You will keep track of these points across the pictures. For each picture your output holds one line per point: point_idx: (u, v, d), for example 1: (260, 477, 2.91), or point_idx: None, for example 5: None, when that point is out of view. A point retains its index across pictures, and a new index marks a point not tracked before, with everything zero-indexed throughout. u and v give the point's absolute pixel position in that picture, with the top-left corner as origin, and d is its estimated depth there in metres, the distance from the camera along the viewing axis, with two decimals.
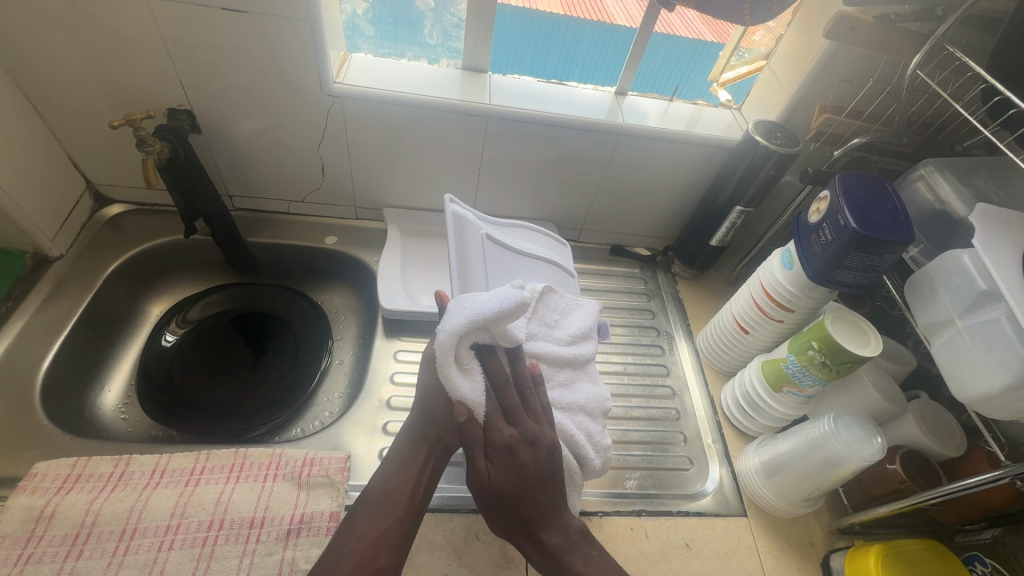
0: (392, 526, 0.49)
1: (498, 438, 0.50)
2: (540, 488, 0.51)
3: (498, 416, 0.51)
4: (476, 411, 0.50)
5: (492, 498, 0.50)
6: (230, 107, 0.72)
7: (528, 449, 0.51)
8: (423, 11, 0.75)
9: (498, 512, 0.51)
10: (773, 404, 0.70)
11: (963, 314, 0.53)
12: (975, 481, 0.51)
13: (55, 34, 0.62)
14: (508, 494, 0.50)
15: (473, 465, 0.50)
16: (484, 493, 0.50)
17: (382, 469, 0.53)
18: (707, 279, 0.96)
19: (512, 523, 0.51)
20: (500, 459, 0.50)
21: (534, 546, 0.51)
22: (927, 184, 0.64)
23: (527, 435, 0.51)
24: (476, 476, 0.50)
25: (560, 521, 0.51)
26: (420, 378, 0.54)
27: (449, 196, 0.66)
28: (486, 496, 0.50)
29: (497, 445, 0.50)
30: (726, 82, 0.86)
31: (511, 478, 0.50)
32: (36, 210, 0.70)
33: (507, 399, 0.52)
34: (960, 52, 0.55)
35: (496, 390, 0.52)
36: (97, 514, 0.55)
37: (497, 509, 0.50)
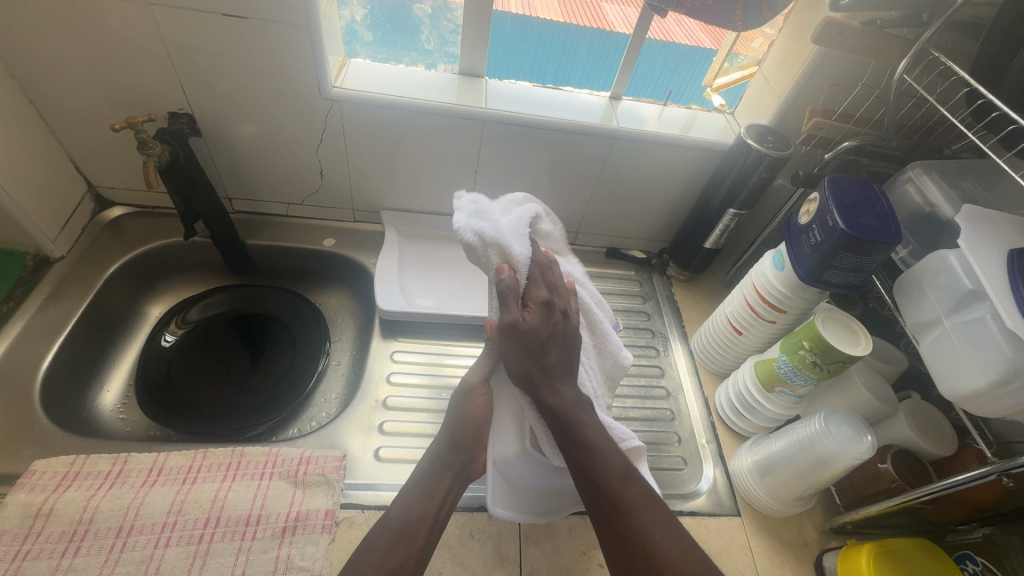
0: (411, 557, 0.48)
1: (537, 296, 0.55)
2: (563, 349, 0.55)
3: (535, 284, 0.56)
4: (519, 272, 0.55)
5: (523, 340, 0.53)
6: (231, 111, 0.73)
7: (561, 314, 0.56)
8: (420, 17, 0.77)
9: (522, 353, 0.53)
10: (766, 404, 0.70)
11: (949, 313, 0.54)
12: (963, 478, 0.51)
13: (58, 39, 0.63)
14: (539, 334, 0.53)
15: (507, 310, 0.53)
16: (516, 333, 0.52)
17: (402, 497, 0.53)
18: (701, 282, 0.97)
19: (531, 368, 0.53)
20: (538, 308, 0.54)
21: (548, 392, 0.53)
22: (916, 186, 0.65)
23: (561, 305, 0.56)
24: (512, 317, 0.52)
25: (571, 389, 0.54)
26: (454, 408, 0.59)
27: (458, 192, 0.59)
28: (516, 338, 0.53)
29: (537, 298, 0.55)
30: (719, 87, 0.87)
31: (545, 325, 0.53)
32: (37, 212, 0.71)
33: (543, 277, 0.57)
34: (944, 57, 0.56)
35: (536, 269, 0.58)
36: (94, 511, 0.56)
37: (524, 351, 0.53)
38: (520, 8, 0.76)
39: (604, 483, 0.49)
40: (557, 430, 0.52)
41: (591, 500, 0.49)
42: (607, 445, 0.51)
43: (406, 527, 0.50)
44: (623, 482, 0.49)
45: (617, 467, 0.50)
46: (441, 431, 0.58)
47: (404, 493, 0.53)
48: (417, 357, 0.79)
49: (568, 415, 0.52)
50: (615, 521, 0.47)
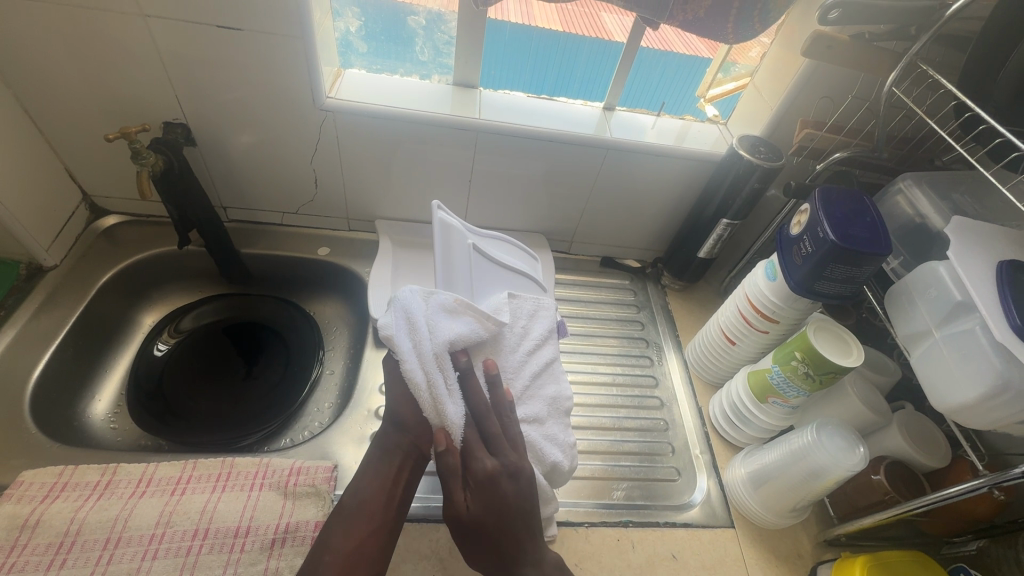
0: (367, 540, 0.47)
1: (478, 470, 0.48)
2: (516, 518, 0.48)
3: (477, 443, 0.49)
4: (455, 436, 0.49)
5: (467, 530, 0.47)
6: (225, 122, 0.73)
7: (509, 481, 0.48)
8: (414, 29, 0.77)
9: (472, 544, 0.48)
10: (759, 414, 0.70)
11: (940, 325, 0.54)
12: (956, 491, 0.50)
13: (54, 50, 0.64)
14: (486, 526, 0.47)
15: (449, 495, 0.47)
16: (460, 527, 0.47)
17: (358, 478, 0.51)
18: (696, 291, 0.97)
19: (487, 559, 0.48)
20: (479, 490, 0.47)
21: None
22: (906, 198, 0.66)
23: (508, 467, 0.48)
24: (453, 511, 0.47)
25: (535, 558, 0.48)
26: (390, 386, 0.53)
27: (437, 201, 0.60)
28: (462, 531, 0.47)
29: (477, 476, 0.48)
30: (713, 98, 0.87)
31: (490, 511, 0.47)
32: (31, 221, 0.71)
33: (485, 428, 0.50)
34: (933, 70, 0.56)
35: (475, 418, 0.50)
36: (82, 522, 0.55)
37: (473, 538, 0.47)
38: (520, 17, 0.75)
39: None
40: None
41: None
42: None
43: (359, 509, 0.49)
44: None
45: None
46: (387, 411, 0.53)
47: (359, 473, 0.51)
48: None
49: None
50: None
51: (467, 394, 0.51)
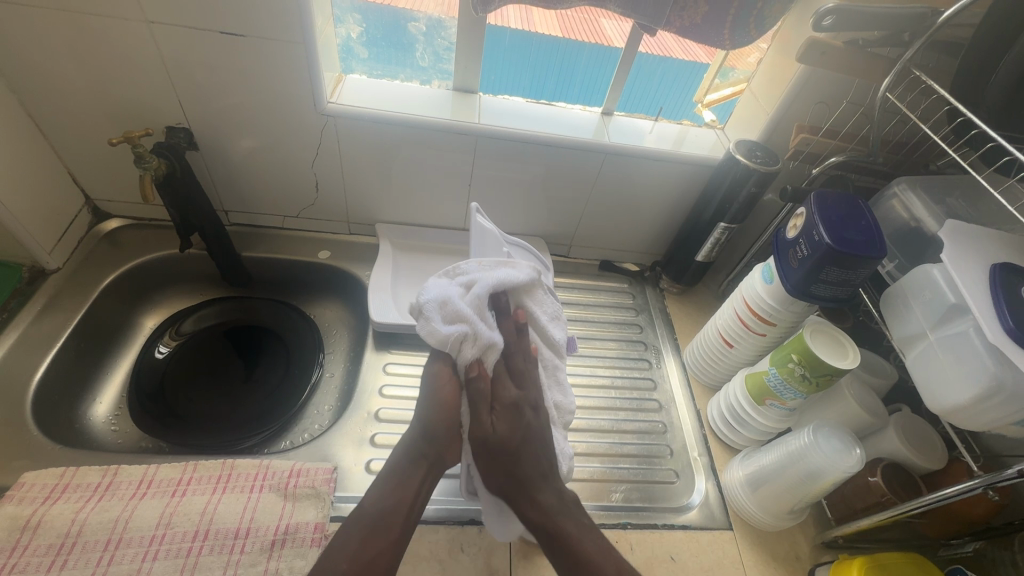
0: (386, 550, 0.46)
1: (505, 397, 0.54)
2: (535, 446, 0.53)
3: (504, 376, 0.55)
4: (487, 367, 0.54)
5: (492, 450, 0.52)
6: (227, 126, 0.74)
7: (531, 412, 0.54)
8: (414, 35, 0.78)
9: (495, 468, 0.52)
10: (757, 417, 0.71)
11: (934, 327, 0.55)
12: (950, 492, 0.51)
13: (59, 56, 0.64)
14: (510, 444, 0.52)
15: (478, 418, 0.52)
16: (486, 447, 0.52)
17: (377, 488, 0.50)
18: (694, 294, 0.97)
19: (507, 484, 0.52)
20: (506, 413, 0.53)
21: (527, 505, 0.51)
22: (901, 202, 0.67)
23: (530, 401, 0.55)
24: (482, 429, 0.52)
25: (551, 492, 0.52)
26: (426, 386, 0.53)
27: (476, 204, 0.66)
28: (486, 453, 0.52)
29: (504, 401, 0.54)
30: (710, 103, 0.88)
31: (514, 432, 0.52)
32: (34, 224, 0.72)
33: (511, 363, 0.56)
34: (925, 75, 0.57)
35: (505, 356, 0.57)
36: (83, 523, 0.56)
37: (497, 459, 0.51)
38: (519, 23, 0.76)
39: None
40: (546, 544, 0.50)
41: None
42: (600, 553, 0.48)
43: (379, 520, 0.48)
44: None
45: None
46: (416, 418, 0.53)
47: (378, 481, 0.51)
48: (410, 369, 0.79)
49: (550, 524, 0.50)
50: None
51: (500, 337, 0.57)
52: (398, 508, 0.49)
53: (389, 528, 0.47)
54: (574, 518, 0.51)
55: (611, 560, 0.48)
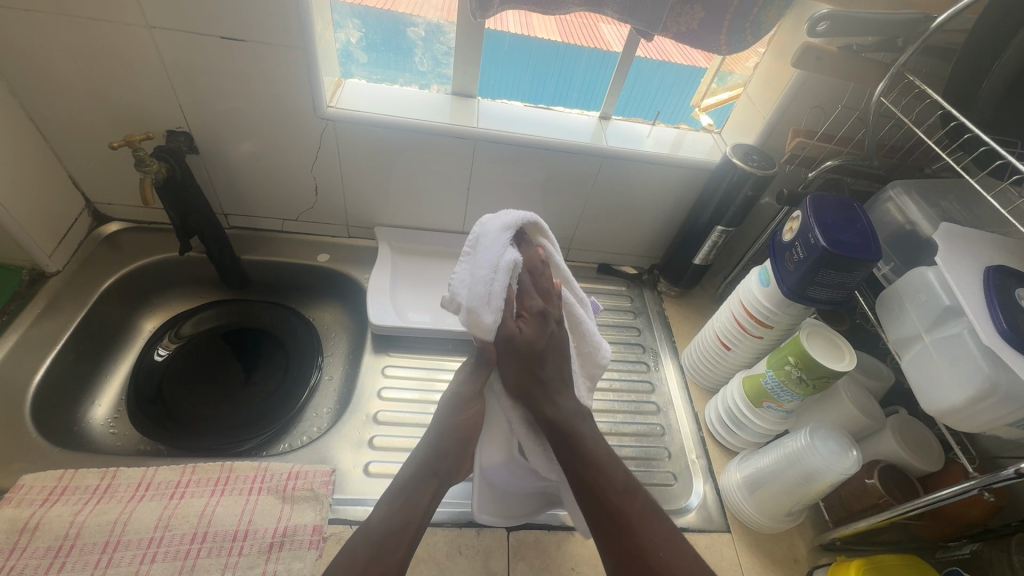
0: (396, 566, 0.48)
1: (532, 307, 0.54)
2: (557, 354, 0.56)
3: (531, 291, 0.55)
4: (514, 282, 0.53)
5: (517, 349, 0.53)
6: (228, 130, 0.74)
7: (555, 324, 0.55)
8: (413, 40, 0.79)
9: (519, 367, 0.54)
10: (754, 419, 0.71)
11: (929, 329, 0.55)
12: (945, 493, 0.51)
13: (61, 60, 0.65)
14: (535, 347, 0.53)
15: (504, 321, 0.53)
16: (514, 345, 0.53)
17: (384, 505, 0.53)
18: (692, 297, 0.98)
19: (529, 384, 0.55)
20: (534, 318, 0.54)
21: (547, 405, 0.55)
22: (896, 206, 0.67)
23: (555, 314, 0.56)
24: (508, 330, 0.53)
25: (569, 403, 0.56)
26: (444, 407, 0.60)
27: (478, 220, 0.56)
28: (512, 351, 0.54)
29: (532, 309, 0.54)
30: (707, 107, 0.89)
31: (540, 335, 0.54)
32: (35, 228, 0.72)
33: (539, 281, 0.55)
34: (919, 80, 0.58)
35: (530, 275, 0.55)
36: (81, 526, 0.56)
37: (520, 361, 0.54)
38: (519, 28, 0.77)
39: (601, 496, 0.51)
40: (556, 446, 0.54)
41: (586, 504, 0.51)
42: (608, 460, 0.53)
43: (386, 537, 0.50)
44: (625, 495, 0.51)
45: (619, 484, 0.52)
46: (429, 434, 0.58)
47: (385, 499, 0.53)
48: (409, 372, 0.79)
49: (565, 429, 0.54)
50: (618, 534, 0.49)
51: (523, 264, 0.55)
52: (406, 523, 0.51)
53: (396, 545, 0.49)
54: (586, 429, 0.55)
55: (617, 469, 0.53)
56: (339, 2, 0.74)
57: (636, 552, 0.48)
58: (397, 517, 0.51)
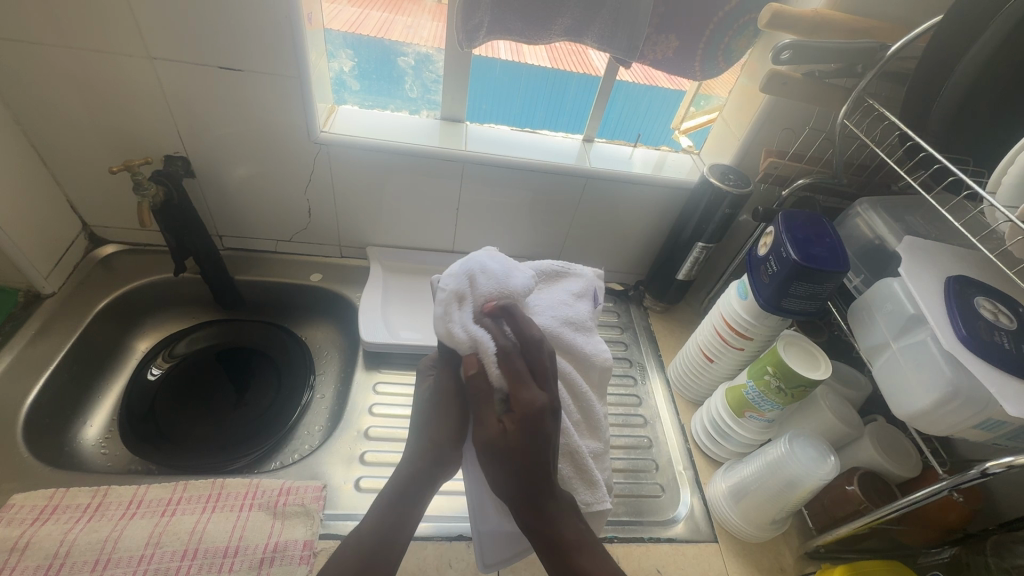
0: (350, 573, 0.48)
1: (523, 403, 0.44)
2: (551, 459, 0.45)
3: (523, 379, 0.44)
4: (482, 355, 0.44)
5: (501, 455, 0.45)
6: (225, 155, 0.77)
7: (552, 420, 0.45)
8: (404, 68, 0.83)
9: (508, 473, 0.45)
10: (738, 429, 0.72)
11: (897, 337, 0.58)
12: (919, 495, 0.52)
13: (63, 89, 0.68)
14: (523, 457, 0.44)
15: (483, 421, 0.46)
16: (497, 453, 0.45)
17: (374, 508, 0.52)
18: (677, 312, 1.00)
19: (521, 493, 0.46)
20: (523, 418, 0.44)
21: (525, 507, 0.46)
22: (864, 221, 0.71)
23: (554, 408, 0.45)
24: (490, 434, 0.45)
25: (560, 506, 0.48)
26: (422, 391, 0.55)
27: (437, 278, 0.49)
28: (497, 455, 0.45)
29: (525, 405, 0.44)
30: (687, 130, 0.93)
31: (529, 440, 0.44)
32: (32, 250, 0.74)
33: (515, 365, 0.44)
34: (877, 104, 0.61)
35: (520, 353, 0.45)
36: (71, 544, 0.56)
37: (507, 468, 0.45)
38: (509, 55, 0.80)
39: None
40: (544, 553, 0.47)
41: None
42: (596, 565, 0.46)
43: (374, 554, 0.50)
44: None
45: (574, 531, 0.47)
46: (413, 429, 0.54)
47: (378, 501, 0.53)
48: (400, 388, 0.81)
49: (552, 535, 0.46)
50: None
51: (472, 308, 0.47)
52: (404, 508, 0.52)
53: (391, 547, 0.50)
54: (577, 528, 0.48)
55: (565, 519, 0.47)
56: (332, 33, 0.78)
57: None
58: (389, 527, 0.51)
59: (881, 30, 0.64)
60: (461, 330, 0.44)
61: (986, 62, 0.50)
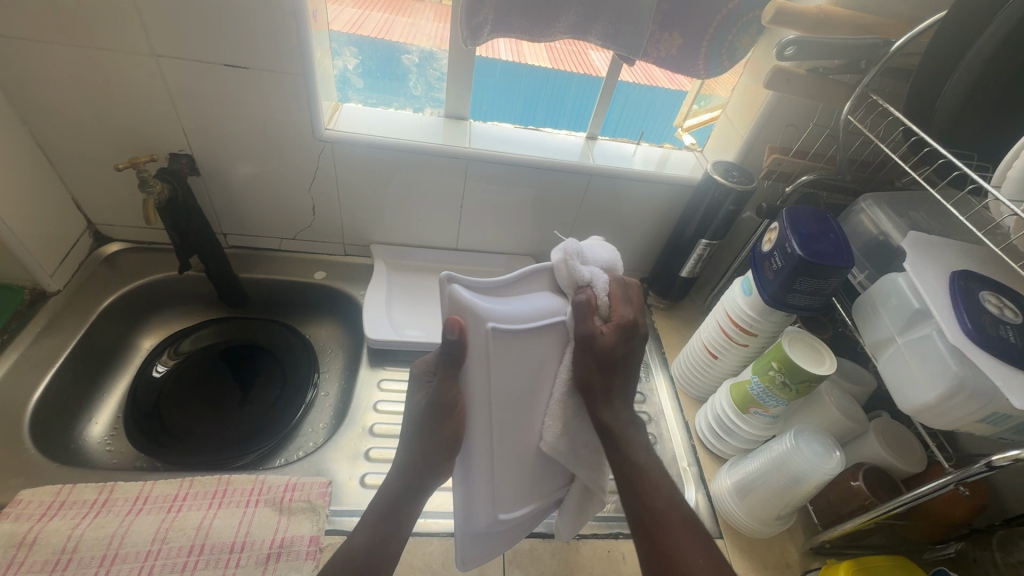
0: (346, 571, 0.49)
1: (620, 316, 0.51)
2: (628, 370, 0.52)
3: (619, 300, 0.52)
4: (596, 285, 0.51)
5: (595, 356, 0.50)
6: (230, 153, 0.77)
7: (639, 337, 0.53)
8: (408, 67, 0.83)
9: (593, 368, 0.51)
10: (743, 426, 0.72)
11: (902, 331, 0.58)
12: (925, 489, 0.52)
13: (70, 87, 0.68)
14: (615, 360, 0.51)
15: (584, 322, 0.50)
16: (592, 350, 0.50)
17: (366, 515, 0.54)
18: (681, 310, 1.00)
19: (602, 386, 0.51)
20: (620, 327, 0.51)
21: (604, 408, 0.52)
22: (869, 217, 0.71)
23: (642, 328, 0.53)
24: (589, 334, 0.50)
25: (627, 412, 0.53)
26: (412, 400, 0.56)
27: (447, 273, 0.49)
28: (591, 354, 0.50)
29: (622, 318, 0.51)
30: (690, 128, 0.93)
31: (622, 345, 0.51)
32: (37, 248, 0.74)
33: (619, 290, 0.53)
34: (881, 100, 0.62)
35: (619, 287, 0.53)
36: (78, 540, 0.56)
37: (596, 370, 0.51)
38: (510, 55, 0.81)
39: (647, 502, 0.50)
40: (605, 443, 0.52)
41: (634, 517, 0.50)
42: (654, 465, 0.52)
43: (371, 556, 0.51)
44: (669, 503, 0.50)
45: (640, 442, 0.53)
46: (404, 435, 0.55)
47: (374, 506, 0.55)
48: (404, 385, 0.81)
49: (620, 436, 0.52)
50: (655, 541, 0.48)
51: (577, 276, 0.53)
52: (402, 505, 0.54)
53: (388, 548, 0.52)
54: (636, 435, 0.53)
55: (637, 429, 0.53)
56: (337, 31, 0.78)
57: (672, 561, 0.47)
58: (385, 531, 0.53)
59: (884, 27, 0.64)
60: (584, 268, 0.51)
61: (991, 56, 0.50)
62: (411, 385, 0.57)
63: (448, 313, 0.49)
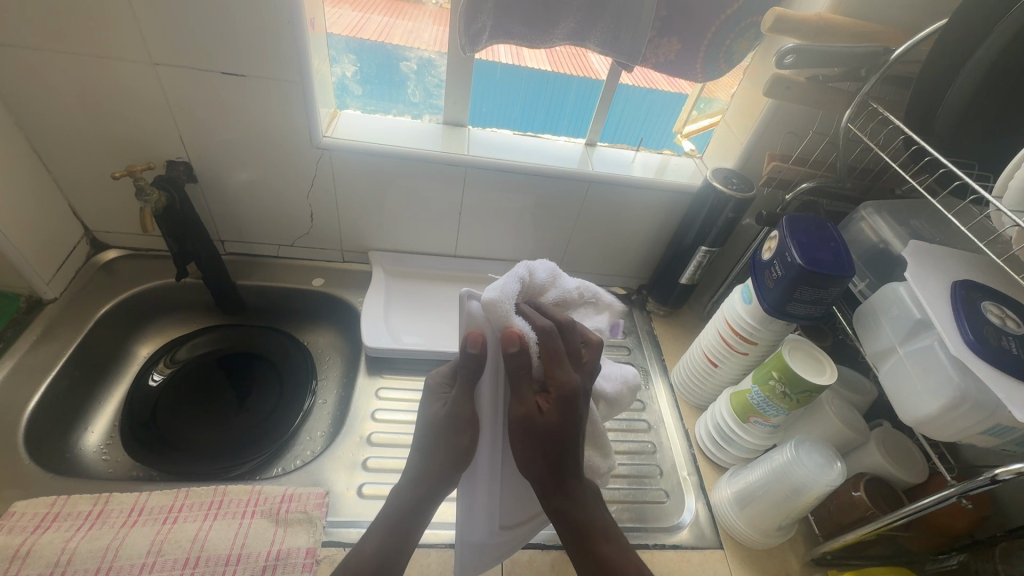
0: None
1: (560, 382, 0.47)
2: (577, 441, 0.49)
3: (557, 361, 0.48)
4: (528, 339, 0.47)
5: (537, 435, 0.48)
6: (227, 160, 0.77)
7: (584, 401, 0.49)
8: (406, 73, 0.83)
9: (539, 450, 0.48)
10: (743, 435, 0.72)
11: (903, 342, 0.58)
12: (927, 501, 0.51)
13: (68, 95, 0.68)
14: (558, 438, 0.48)
15: (520, 399, 0.48)
16: (533, 430, 0.48)
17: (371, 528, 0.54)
18: (681, 316, 1.00)
19: (549, 472, 0.49)
20: (560, 398, 0.47)
21: (558, 494, 0.50)
22: (869, 225, 0.70)
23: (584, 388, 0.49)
24: (526, 412, 0.47)
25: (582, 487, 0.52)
26: (424, 410, 0.55)
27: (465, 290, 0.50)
28: (534, 435, 0.48)
29: (563, 386, 0.47)
30: (689, 133, 0.93)
31: (565, 420, 0.48)
32: (34, 256, 0.74)
33: (554, 345, 0.48)
34: (882, 108, 0.61)
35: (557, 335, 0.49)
36: (72, 552, 0.55)
37: (539, 449, 0.48)
38: (509, 58, 0.79)
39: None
40: (568, 532, 0.51)
41: None
42: (619, 554, 0.51)
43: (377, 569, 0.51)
44: None
45: (598, 522, 0.52)
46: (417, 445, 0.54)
47: (379, 522, 0.54)
48: (402, 394, 0.80)
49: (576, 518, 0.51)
50: None
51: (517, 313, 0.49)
52: (415, 515, 0.54)
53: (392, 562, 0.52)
54: (596, 516, 0.52)
55: (592, 503, 0.52)
56: (335, 38, 0.78)
57: None
58: (392, 545, 0.52)
59: (884, 35, 0.64)
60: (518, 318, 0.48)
61: (993, 63, 0.50)
62: (423, 397, 0.56)
63: (465, 329, 0.50)
